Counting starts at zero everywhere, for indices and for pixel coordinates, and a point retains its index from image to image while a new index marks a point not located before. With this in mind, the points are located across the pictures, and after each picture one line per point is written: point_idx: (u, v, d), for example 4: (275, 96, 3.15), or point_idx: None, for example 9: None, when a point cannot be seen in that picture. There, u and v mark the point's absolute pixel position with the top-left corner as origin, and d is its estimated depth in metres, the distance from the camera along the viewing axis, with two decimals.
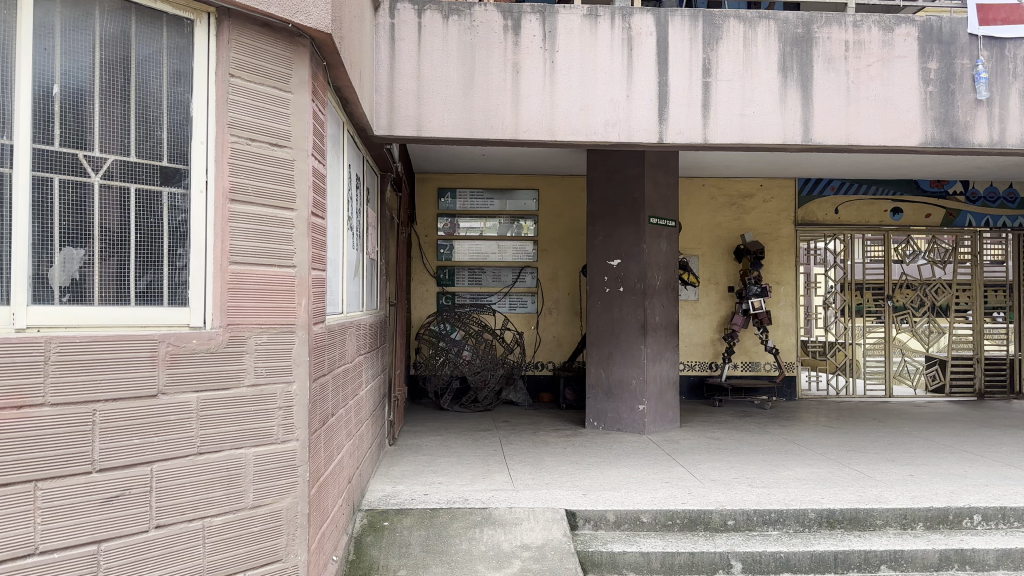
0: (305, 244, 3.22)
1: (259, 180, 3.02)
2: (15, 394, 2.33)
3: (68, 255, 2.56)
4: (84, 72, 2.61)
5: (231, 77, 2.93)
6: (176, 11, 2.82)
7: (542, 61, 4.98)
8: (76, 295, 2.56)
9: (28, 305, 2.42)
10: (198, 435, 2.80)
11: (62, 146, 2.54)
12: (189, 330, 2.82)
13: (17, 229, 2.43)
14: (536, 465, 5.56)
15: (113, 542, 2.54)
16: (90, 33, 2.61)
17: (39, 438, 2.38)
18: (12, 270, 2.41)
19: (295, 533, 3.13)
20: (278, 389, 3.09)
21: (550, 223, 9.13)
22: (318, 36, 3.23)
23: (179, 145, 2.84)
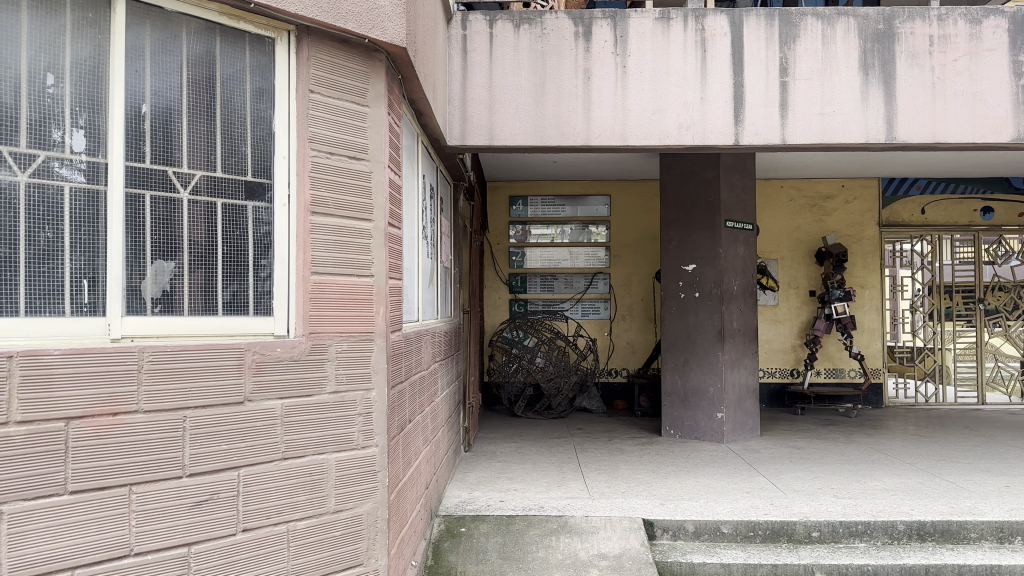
0: (382, 254, 3.28)
1: (338, 192, 3.08)
2: (111, 401, 2.44)
3: (160, 268, 2.67)
4: (173, 92, 2.72)
5: (311, 92, 3.01)
6: (259, 30, 2.91)
7: (613, 67, 4.95)
8: (167, 307, 2.67)
9: (122, 317, 2.54)
10: (283, 441, 2.88)
11: (153, 164, 2.66)
12: (273, 339, 2.90)
13: (112, 242, 2.55)
14: (612, 474, 5.51)
15: (202, 545, 2.63)
16: (178, 54, 2.72)
17: (135, 442, 2.49)
18: (108, 283, 2.53)
19: (375, 538, 3.18)
20: (359, 396, 3.15)
21: (622, 228, 9.06)
22: (393, 50, 3.30)
23: (262, 160, 2.94)
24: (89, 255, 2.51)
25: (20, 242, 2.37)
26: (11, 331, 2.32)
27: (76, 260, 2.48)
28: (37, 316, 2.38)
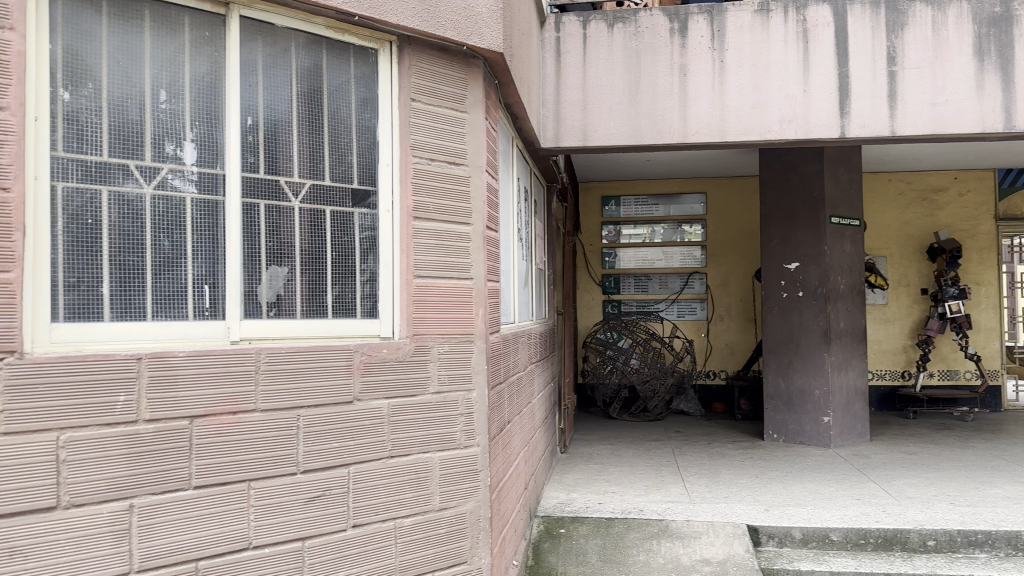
0: (480, 257, 3.33)
1: (439, 197, 3.15)
2: (231, 400, 2.56)
3: (274, 274, 2.80)
4: (283, 105, 2.84)
5: (412, 101, 3.08)
6: (362, 42, 3.01)
7: (710, 63, 4.86)
8: (280, 310, 2.79)
9: (241, 320, 2.67)
10: (390, 439, 2.95)
11: (266, 174, 2.78)
12: (379, 340, 2.99)
13: (231, 249, 2.67)
14: (712, 478, 5.41)
15: (315, 539, 2.73)
16: (287, 68, 2.84)
17: (253, 440, 2.61)
18: (226, 288, 2.66)
19: (478, 536, 3.22)
20: (460, 396, 3.20)
21: (718, 227, 8.87)
22: (490, 56, 3.34)
23: (367, 167, 3.03)
24: (208, 262, 2.64)
25: (146, 250, 2.51)
26: (139, 335, 2.46)
27: (197, 267, 2.61)
28: (162, 320, 2.52)
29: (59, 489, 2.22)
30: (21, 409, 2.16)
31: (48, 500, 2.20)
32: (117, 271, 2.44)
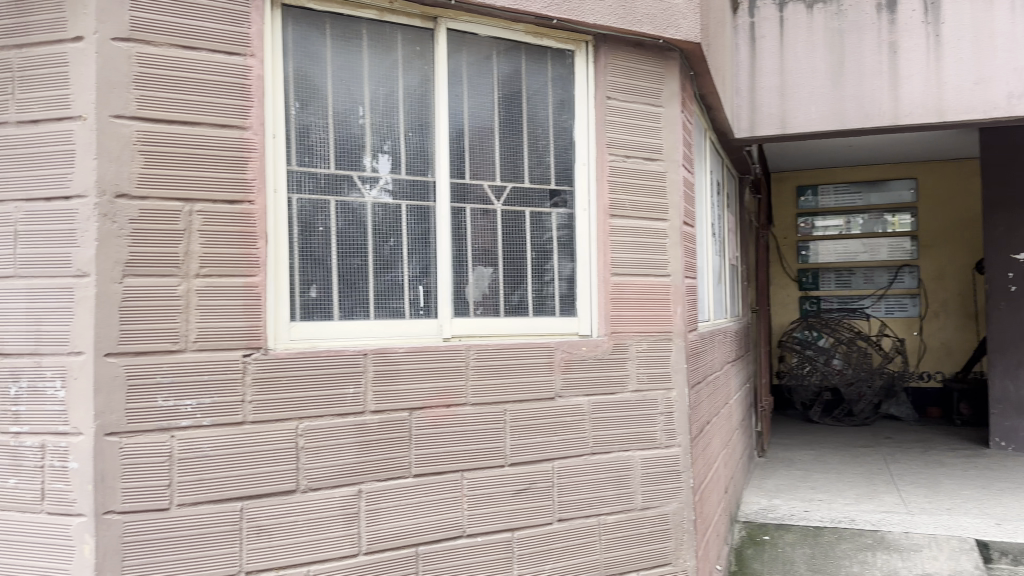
0: (679, 253, 3.27)
1: (636, 193, 3.13)
2: (443, 394, 2.69)
3: (480, 274, 2.91)
4: (486, 111, 2.95)
5: (609, 98, 3.09)
6: (560, 44, 3.06)
7: (924, 36, 4.48)
8: (487, 309, 2.90)
9: (451, 318, 2.80)
10: (592, 436, 2.98)
11: (472, 178, 2.90)
12: (579, 338, 3.02)
13: (441, 252, 2.81)
14: (932, 489, 4.97)
15: (524, 531, 2.81)
16: (489, 75, 2.95)
17: (464, 433, 2.72)
18: (438, 288, 2.80)
19: (682, 538, 3.16)
20: (661, 394, 3.16)
21: (931, 215, 8.17)
22: (687, 48, 3.28)
23: (565, 167, 3.07)
24: (421, 263, 2.79)
25: (368, 254, 2.70)
26: (363, 332, 2.65)
27: (412, 268, 2.77)
28: (382, 318, 2.70)
29: (298, 473, 2.43)
30: (267, 400, 2.39)
31: (289, 483, 2.42)
32: (343, 273, 2.64)
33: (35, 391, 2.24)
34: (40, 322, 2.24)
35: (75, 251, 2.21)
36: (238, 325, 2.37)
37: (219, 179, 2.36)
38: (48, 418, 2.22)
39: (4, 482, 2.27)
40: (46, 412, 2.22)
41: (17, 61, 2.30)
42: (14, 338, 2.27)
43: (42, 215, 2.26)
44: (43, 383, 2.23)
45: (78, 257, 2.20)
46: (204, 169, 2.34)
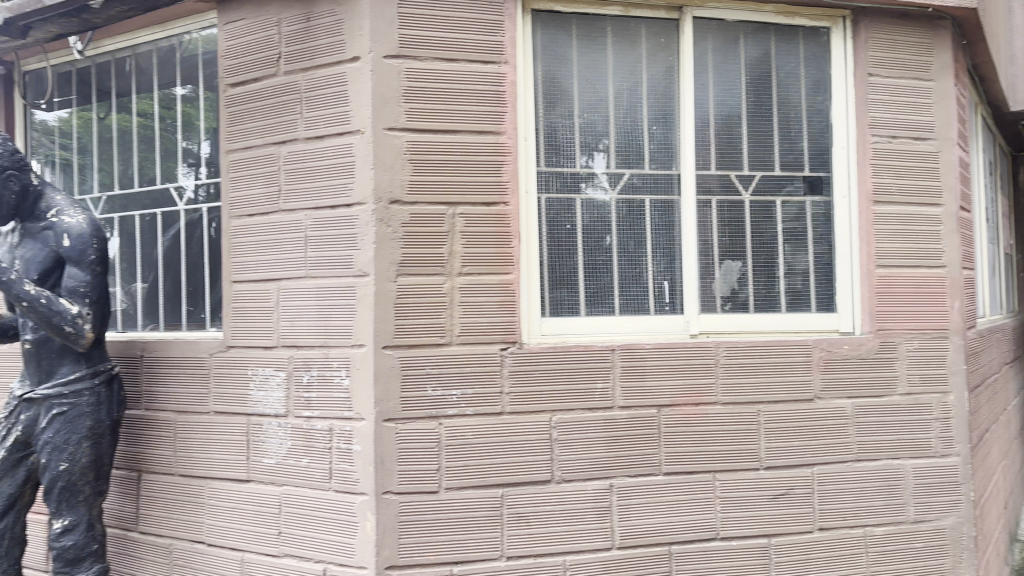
0: (955, 241, 2.95)
1: (902, 177, 2.88)
2: (695, 392, 2.64)
3: (729, 268, 2.82)
4: (733, 99, 2.85)
5: (869, 76, 2.86)
6: (813, 22, 2.88)
7: None
8: (737, 305, 2.81)
9: (699, 314, 2.74)
10: (855, 442, 2.78)
11: (718, 169, 2.81)
12: (838, 335, 2.83)
13: (686, 246, 2.76)
14: None
15: (781, 537, 2.69)
16: (736, 62, 2.84)
17: (717, 432, 2.65)
18: (685, 283, 2.75)
19: (961, 557, 2.86)
20: (934, 398, 2.88)
21: None
22: (962, 13, 2.95)
23: (819, 153, 2.90)
24: (667, 258, 2.76)
25: (613, 250, 2.71)
26: (611, 328, 2.67)
27: (657, 263, 2.74)
28: (629, 315, 2.70)
29: (554, 464, 2.50)
30: (524, 393, 2.48)
31: (545, 474, 2.49)
32: (591, 269, 2.68)
33: (324, 379, 2.49)
34: (327, 317, 2.49)
35: (356, 253, 2.43)
36: (496, 321, 2.48)
37: (478, 183, 2.49)
38: (334, 405, 2.47)
39: (299, 461, 2.54)
40: (333, 398, 2.47)
41: (304, 83, 2.56)
42: (306, 332, 2.54)
43: (326, 221, 2.50)
44: (330, 371, 2.48)
45: (359, 259, 2.42)
46: (465, 174, 2.47)
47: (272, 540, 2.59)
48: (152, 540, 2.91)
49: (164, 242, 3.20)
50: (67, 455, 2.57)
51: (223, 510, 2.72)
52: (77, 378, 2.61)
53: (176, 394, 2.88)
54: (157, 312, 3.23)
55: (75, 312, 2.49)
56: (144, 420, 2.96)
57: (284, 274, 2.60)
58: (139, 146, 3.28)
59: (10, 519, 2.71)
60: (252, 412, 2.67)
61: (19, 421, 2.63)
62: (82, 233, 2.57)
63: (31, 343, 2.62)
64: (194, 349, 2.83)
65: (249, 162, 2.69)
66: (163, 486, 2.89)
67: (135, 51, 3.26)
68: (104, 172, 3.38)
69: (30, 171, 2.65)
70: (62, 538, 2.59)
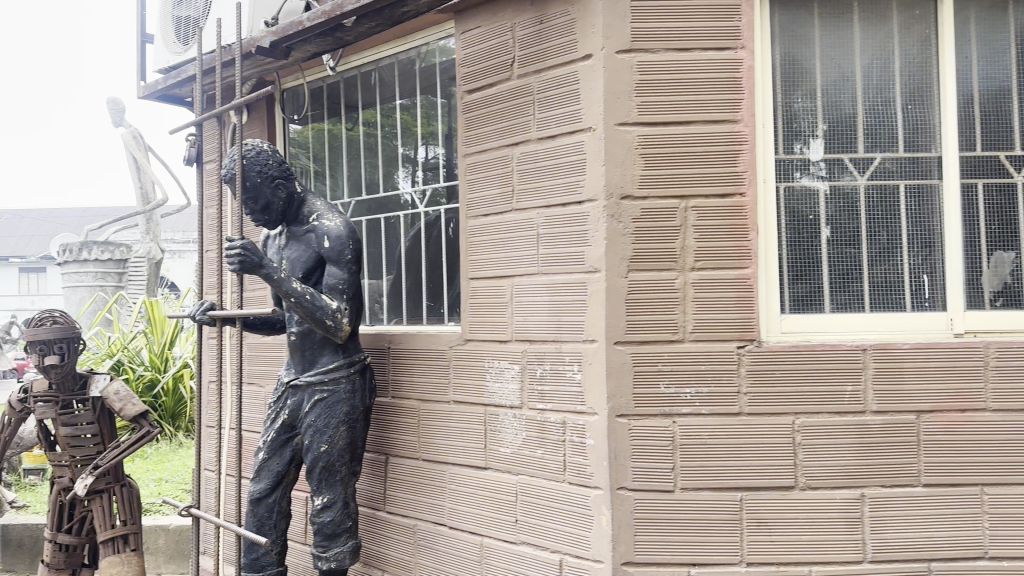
0: None
1: None
2: (958, 397, 2.39)
3: (1001, 260, 2.51)
4: (1005, 70, 2.53)
5: None
6: None
7: None
8: (1009, 300, 2.50)
9: (965, 311, 2.47)
10: None
11: (986, 150, 2.51)
12: None
13: (949, 237, 2.49)
14: None
15: None
16: (1007, 29, 2.52)
17: (986, 442, 2.38)
18: (947, 277, 2.49)
19: None
20: None
21: None
22: None
23: None
24: (924, 251, 2.51)
25: (862, 241, 2.52)
26: (861, 326, 2.48)
27: (913, 257, 2.51)
28: (880, 312, 2.50)
29: (796, 469, 2.37)
30: (763, 392, 2.38)
31: (787, 479, 2.37)
32: (836, 263, 2.51)
33: (557, 372, 2.55)
34: (560, 313, 2.54)
35: (588, 250, 2.46)
36: (733, 318, 2.39)
37: (713, 175, 2.41)
38: (568, 399, 2.51)
39: (534, 452, 2.62)
40: (567, 393, 2.51)
41: (537, 85, 2.63)
42: (539, 327, 2.61)
43: (559, 219, 2.56)
44: (563, 366, 2.53)
45: (591, 255, 2.44)
46: (699, 166, 2.41)
47: (510, 527, 2.69)
48: (398, 520, 3.14)
49: (406, 241, 3.45)
50: (328, 437, 2.84)
51: (463, 495, 2.88)
52: (335, 367, 2.87)
53: (418, 383, 3.09)
54: (401, 307, 3.50)
55: (335, 307, 2.74)
56: (391, 407, 3.21)
57: (518, 271, 2.69)
58: (384, 152, 3.54)
59: (277, 495, 3.02)
60: (489, 403, 2.80)
61: (287, 404, 2.94)
62: (340, 235, 2.83)
63: (296, 335, 2.92)
64: (435, 342, 3.02)
65: (484, 164, 2.81)
66: (407, 469, 3.11)
67: (378, 65, 3.52)
68: (353, 178, 3.70)
69: (296, 180, 2.95)
70: (322, 513, 2.85)
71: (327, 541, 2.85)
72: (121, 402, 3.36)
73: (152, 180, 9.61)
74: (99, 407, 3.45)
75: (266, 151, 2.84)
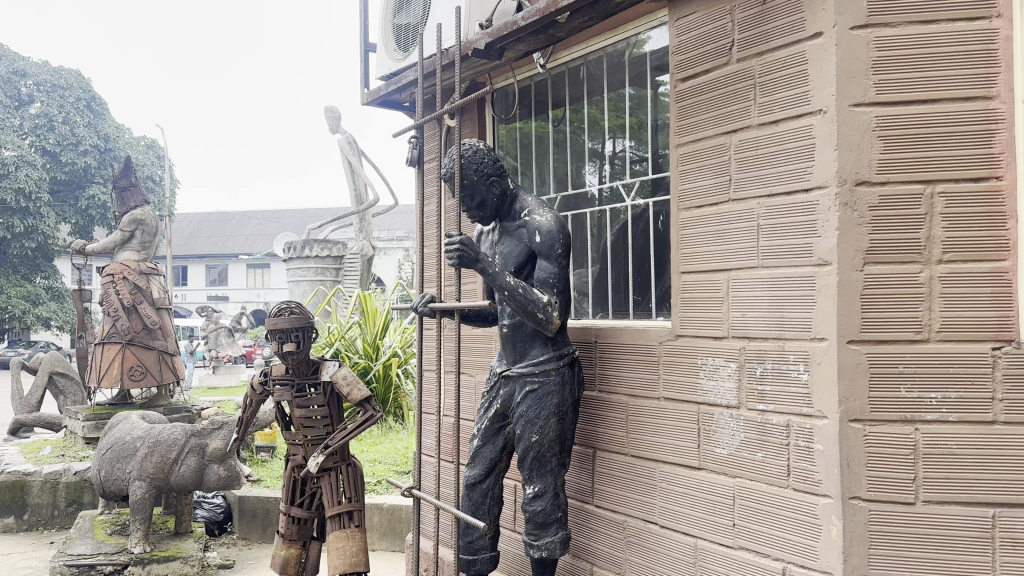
0: None
1: None
2: None
3: None
4: None
5: None
6: None
7: None
8: None
9: None
10: None
11: None
12: None
13: None
14: None
15: None
16: None
17: None
18: None
19: None
20: None
21: None
22: None
23: None
24: None
25: None
26: None
27: None
28: None
29: None
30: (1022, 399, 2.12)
31: None
32: None
33: (780, 372, 2.41)
34: (783, 308, 2.41)
35: (816, 241, 2.30)
36: (987, 316, 2.15)
37: (963, 156, 2.18)
38: (792, 400, 2.37)
39: (753, 455, 2.51)
40: (792, 394, 2.37)
41: (759, 68, 2.51)
42: (760, 323, 2.49)
43: (783, 209, 2.42)
44: (787, 365, 2.39)
45: (819, 247, 2.29)
46: (948, 147, 2.19)
47: (727, 531, 2.61)
48: (606, 514, 3.15)
49: (612, 234, 3.44)
50: (538, 427, 2.88)
51: (675, 494, 2.82)
52: (546, 360, 2.90)
53: (627, 378, 3.06)
54: (607, 300, 3.49)
55: (546, 300, 2.76)
56: (598, 401, 3.21)
57: (736, 264, 2.58)
58: (591, 146, 3.54)
59: (490, 481, 3.12)
60: (703, 401, 2.71)
61: (500, 394, 3.04)
62: (551, 230, 2.84)
63: (508, 327, 2.98)
64: (644, 337, 2.97)
65: (700, 154, 2.73)
66: (616, 464, 3.10)
67: (587, 60, 3.52)
68: (559, 174, 3.74)
69: (509, 177, 3.02)
70: (533, 502, 2.90)
71: (538, 529, 2.89)
72: (349, 386, 3.64)
73: (364, 182, 10.31)
74: (329, 392, 3.75)
75: (482, 150, 2.92)
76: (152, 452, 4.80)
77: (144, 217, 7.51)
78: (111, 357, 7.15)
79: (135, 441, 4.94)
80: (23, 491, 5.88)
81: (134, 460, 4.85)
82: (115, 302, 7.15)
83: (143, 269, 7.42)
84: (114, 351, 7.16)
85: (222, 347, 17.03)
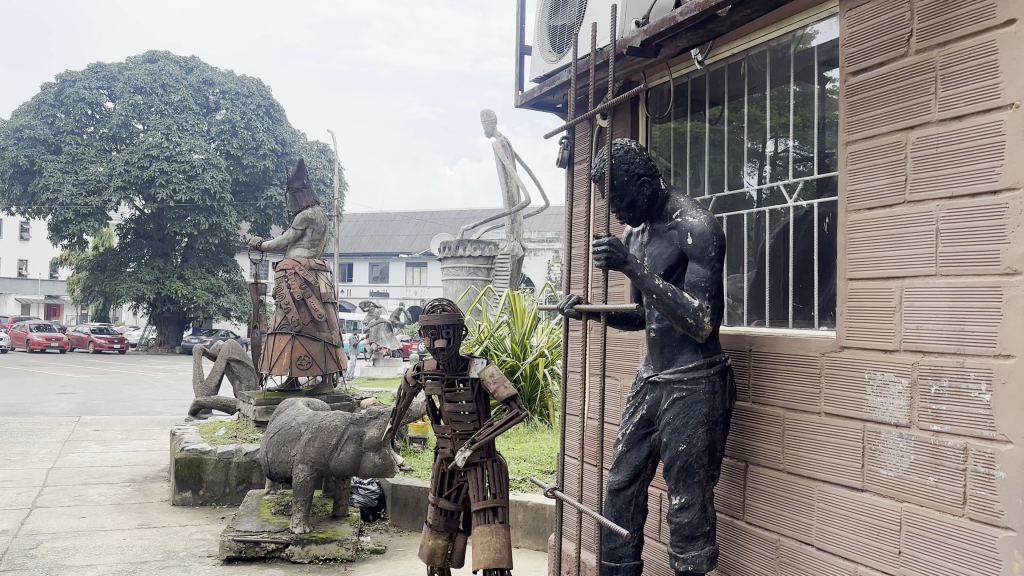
0: None
1: None
2: None
3: None
4: None
5: None
6: None
7: None
8: None
9: None
10: None
11: None
12: None
13: None
14: None
15: None
16: None
17: None
18: None
19: None
20: None
21: None
22: None
23: None
24: None
25: None
26: None
27: None
28: None
29: None
30: None
31: None
32: None
33: (958, 390, 2.21)
34: (962, 321, 2.21)
35: (1004, 248, 2.10)
36: None
37: None
38: (971, 421, 2.17)
39: (924, 479, 2.31)
40: (971, 414, 2.17)
41: (941, 59, 2.31)
42: (936, 336, 2.29)
43: (964, 213, 2.22)
44: (967, 384, 2.18)
45: (1009, 255, 2.09)
46: None
47: (892, 559, 2.43)
48: (756, 532, 3.01)
49: (771, 237, 3.30)
50: (687, 437, 2.79)
51: (834, 516, 2.65)
52: (696, 367, 2.80)
53: (783, 390, 2.90)
54: (765, 308, 3.34)
55: (696, 306, 2.66)
56: (751, 412, 3.07)
57: (911, 272, 2.39)
58: (750, 146, 3.41)
59: (635, 489, 3.06)
60: (869, 418, 2.53)
61: (646, 400, 2.97)
62: (704, 232, 2.74)
63: (656, 331, 2.92)
64: (803, 347, 2.80)
65: (872, 152, 2.55)
66: (768, 481, 2.97)
67: (747, 55, 3.38)
68: (715, 174, 3.62)
69: (661, 178, 2.94)
70: (680, 513, 2.81)
71: (684, 541, 2.80)
72: (496, 383, 3.69)
73: (517, 184, 10.45)
74: (477, 388, 3.81)
75: (633, 149, 2.87)
76: (314, 437, 5.08)
77: (314, 216, 7.96)
78: (281, 346, 7.66)
79: (299, 426, 5.25)
80: (199, 468, 6.42)
81: (297, 444, 5.15)
82: (286, 295, 7.64)
83: (312, 265, 7.89)
84: (285, 341, 7.65)
85: (381, 341, 17.89)
